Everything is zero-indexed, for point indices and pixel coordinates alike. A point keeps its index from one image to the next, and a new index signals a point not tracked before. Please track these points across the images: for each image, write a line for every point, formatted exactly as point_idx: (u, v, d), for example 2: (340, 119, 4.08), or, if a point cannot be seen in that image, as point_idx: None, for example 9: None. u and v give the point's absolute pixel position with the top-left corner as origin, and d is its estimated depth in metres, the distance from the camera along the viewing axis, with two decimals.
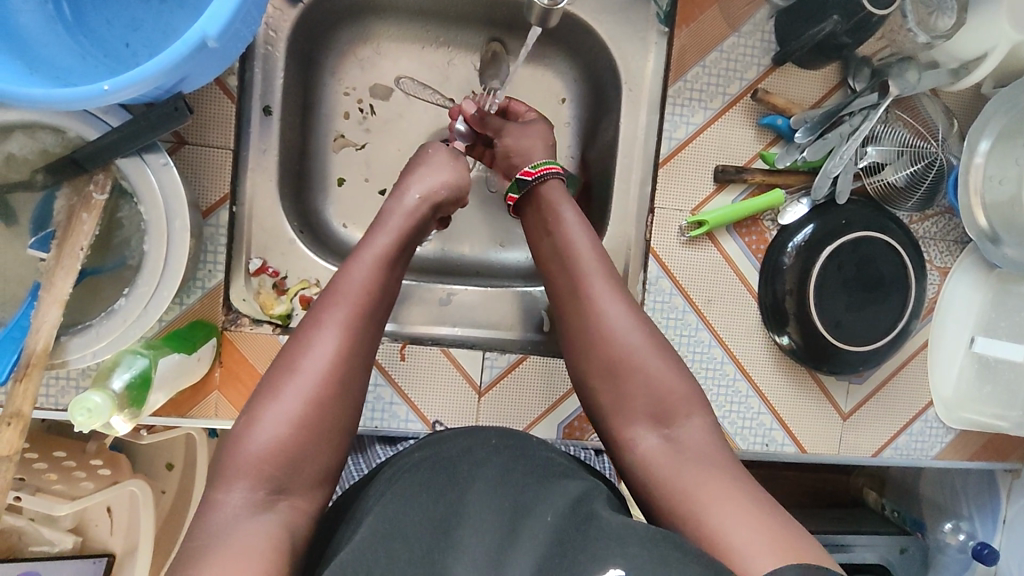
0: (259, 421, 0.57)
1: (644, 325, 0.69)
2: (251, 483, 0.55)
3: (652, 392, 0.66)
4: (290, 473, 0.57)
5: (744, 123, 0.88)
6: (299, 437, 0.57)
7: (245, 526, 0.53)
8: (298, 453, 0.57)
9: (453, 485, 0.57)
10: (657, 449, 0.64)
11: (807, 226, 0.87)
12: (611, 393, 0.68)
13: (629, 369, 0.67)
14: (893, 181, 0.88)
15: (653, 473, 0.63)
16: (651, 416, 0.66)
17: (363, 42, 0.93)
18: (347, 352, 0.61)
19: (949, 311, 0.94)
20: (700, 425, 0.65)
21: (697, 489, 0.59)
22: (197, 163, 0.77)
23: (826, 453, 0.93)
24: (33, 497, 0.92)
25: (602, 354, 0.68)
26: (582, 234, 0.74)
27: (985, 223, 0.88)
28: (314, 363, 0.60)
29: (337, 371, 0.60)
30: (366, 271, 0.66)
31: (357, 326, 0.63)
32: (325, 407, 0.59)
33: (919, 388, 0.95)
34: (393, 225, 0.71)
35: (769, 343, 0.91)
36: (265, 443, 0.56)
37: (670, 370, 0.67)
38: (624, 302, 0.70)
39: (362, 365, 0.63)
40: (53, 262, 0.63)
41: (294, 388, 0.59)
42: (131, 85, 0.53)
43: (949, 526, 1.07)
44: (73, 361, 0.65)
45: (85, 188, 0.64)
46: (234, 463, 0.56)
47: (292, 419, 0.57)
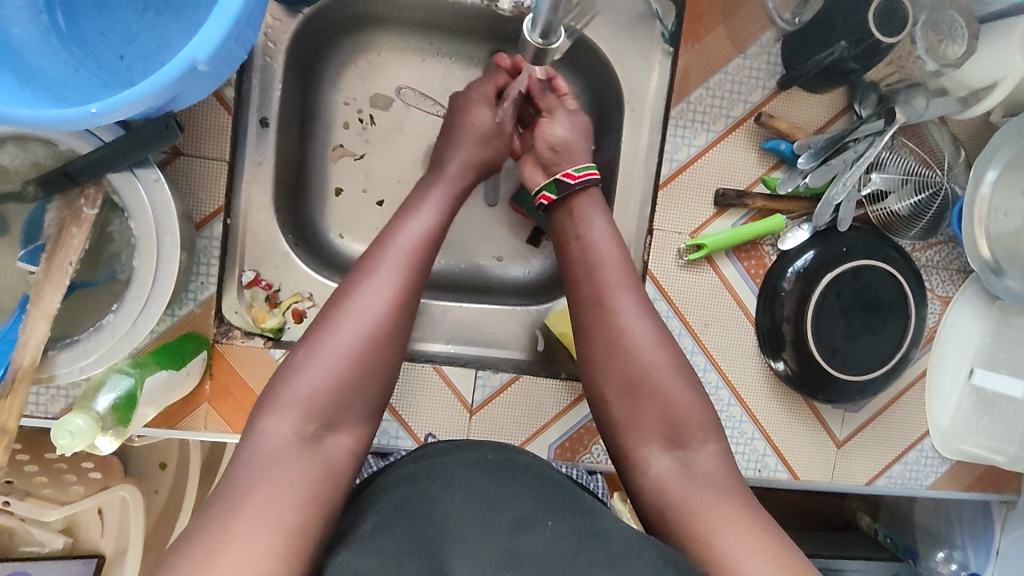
0: (312, 357, 0.59)
1: (663, 339, 0.69)
2: (299, 417, 0.56)
3: (666, 412, 0.66)
4: (339, 407, 0.58)
5: (747, 146, 0.86)
6: (352, 372, 0.59)
7: (290, 461, 0.54)
8: (348, 390, 0.59)
9: (453, 486, 0.57)
10: (669, 470, 0.64)
11: (807, 252, 0.86)
12: (626, 409, 0.67)
13: (648, 389, 0.67)
14: (896, 210, 0.86)
15: (665, 494, 0.63)
16: (663, 435, 0.65)
17: (364, 52, 0.92)
18: (401, 297, 0.63)
19: (949, 342, 0.93)
20: (713, 453, 0.65)
21: (704, 512, 0.59)
22: (192, 174, 0.76)
23: (819, 479, 0.93)
24: (22, 502, 0.96)
25: (621, 368, 0.68)
26: (608, 237, 0.73)
27: (988, 253, 0.87)
28: (371, 302, 0.62)
29: (391, 316, 0.62)
30: (422, 223, 0.69)
31: (411, 275, 0.65)
32: (378, 349, 0.61)
33: (915, 417, 0.94)
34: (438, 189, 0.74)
35: (766, 368, 0.91)
36: (318, 377, 0.58)
37: (685, 389, 0.67)
38: (642, 313, 0.70)
39: (412, 314, 0.65)
40: (42, 276, 0.62)
41: (349, 327, 0.60)
42: (123, 106, 0.52)
43: (942, 555, 1.06)
44: (60, 376, 0.64)
45: (76, 201, 0.64)
46: (286, 394, 0.57)
47: (346, 355, 0.59)
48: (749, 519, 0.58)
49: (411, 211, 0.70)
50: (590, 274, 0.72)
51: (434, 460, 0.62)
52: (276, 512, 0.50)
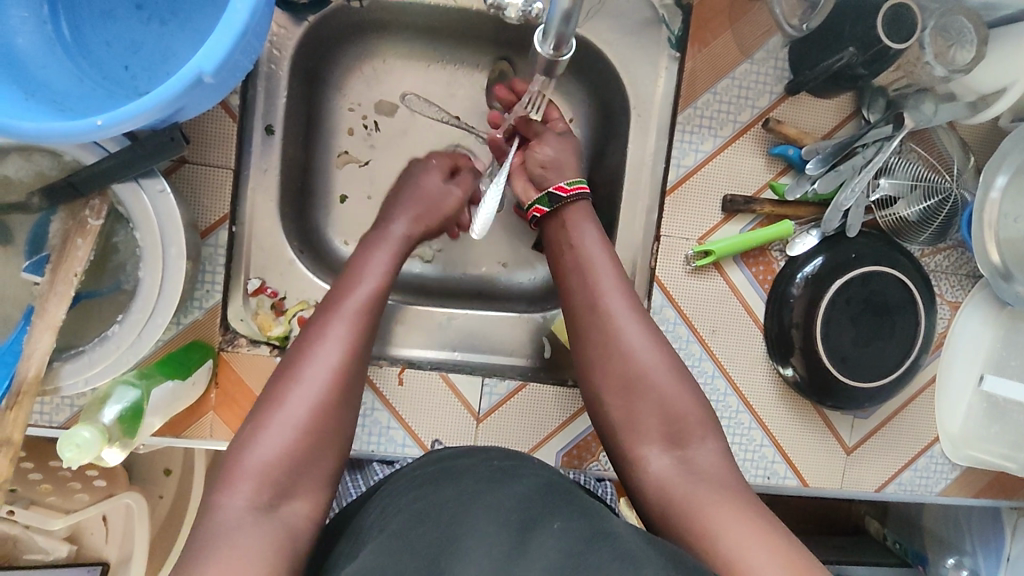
0: (262, 428, 0.57)
1: (658, 341, 0.71)
2: (254, 489, 0.54)
3: (664, 410, 0.67)
4: (295, 476, 0.56)
5: (754, 151, 0.86)
6: (305, 442, 0.58)
7: (250, 527, 0.52)
8: (303, 459, 0.57)
9: (457, 492, 0.57)
10: (668, 468, 0.65)
11: (816, 258, 0.85)
12: (624, 405, 0.69)
13: (646, 386, 0.68)
14: (906, 216, 0.86)
15: (667, 492, 0.63)
16: (661, 432, 0.67)
17: (368, 58, 0.91)
18: (349, 361, 0.63)
19: (958, 348, 0.92)
20: (712, 451, 0.66)
21: (710, 509, 0.59)
22: (197, 182, 0.76)
23: (829, 486, 0.92)
24: (26, 510, 0.93)
25: (618, 367, 0.69)
26: (599, 246, 0.75)
27: (998, 259, 0.86)
28: (319, 368, 0.61)
29: (341, 380, 0.62)
30: (368, 285, 0.68)
31: (358, 337, 0.65)
32: (329, 415, 0.60)
33: (925, 423, 0.93)
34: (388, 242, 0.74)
35: (774, 375, 0.90)
36: (270, 450, 0.56)
37: (681, 389, 0.68)
38: (637, 318, 0.71)
39: (362, 379, 0.64)
40: (47, 287, 0.62)
41: (300, 394, 0.59)
42: (128, 118, 0.51)
43: (951, 561, 1.04)
44: (65, 388, 0.64)
45: (80, 212, 0.63)
46: (235, 471, 0.55)
47: (297, 425, 0.58)
48: (756, 514, 0.58)
49: (359, 268, 0.70)
50: (584, 282, 0.74)
51: (437, 471, 0.62)
52: (243, 568, 0.48)
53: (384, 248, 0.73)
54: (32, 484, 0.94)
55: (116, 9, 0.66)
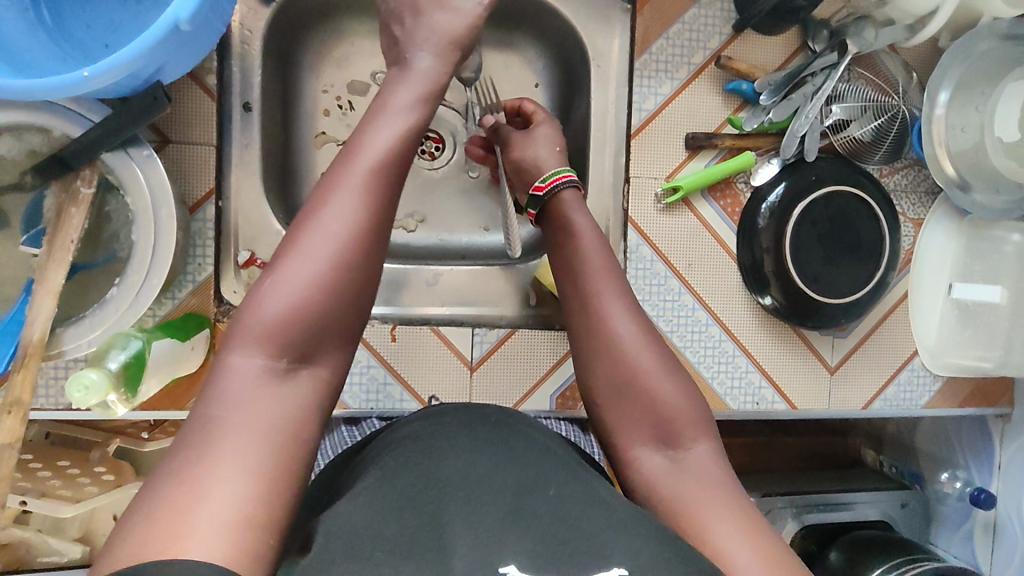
0: (274, 284, 0.53)
1: (650, 338, 0.67)
2: (268, 350, 0.51)
3: (657, 412, 0.63)
4: (309, 336, 0.53)
5: (710, 90, 0.90)
6: (321, 300, 0.54)
7: (261, 400, 0.49)
8: (318, 316, 0.53)
9: (455, 451, 0.55)
10: (657, 465, 0.62)
11: (779, 185, 0.89)
12: (617, 414, 0.65)
13: (638, 389, 0.64)
14: (859, 137, 0.90)
15: (655, 489, 0.60)
16: (652, 433, 0.63)
17: (337, 39, 0.96)
18: (367, 218, 0.56)
19: (926, 262, 0.96)
20: (705, 451, 0.62)
21: (691, 488, 0.58)
22: (182, 161, 0.80)
23: (816, 407, 0.95)
24: (38, 500, 0.91)
25: (614, 369, 0.66)
26: (592, 240, 0.72)
27: (954, 171, 0.90)
28: (335, 224, 0.55)
29: (358, 237, 0.55)
30: (384, 136, 0.59)
31: (377, 188, 0.57)
32: (346, 272, 0.55)
33: (903, 337, 0.96)
34: (408, 93, 0.64)
35: (753, 304, 0.94)
36: (284, 306, 0.52)
37: (675, 389, 0.64)
38: (633, 317, 0.67)
39: (385, 236, 0.58)
40: (45, 256, 0.64)
41: (312, 250, 0.54)
42: (109, 72, 0.54)
43: (946, 475, 1.09)
44: (69, 352, 0.66)
45: (72, 183, 0.66)
46: (250, 326, 0.52)
47: (312, 282, 0.53)
48: (737, 505, 0.57)
49: (376, 116, 0.61)
50: (572, 281, 0.71)
51: (438, 419, 0.60)
52: (253, 449, 0.47)
53: (399, 100, 0.63)
54: (44, 479, 0.96)
55: None
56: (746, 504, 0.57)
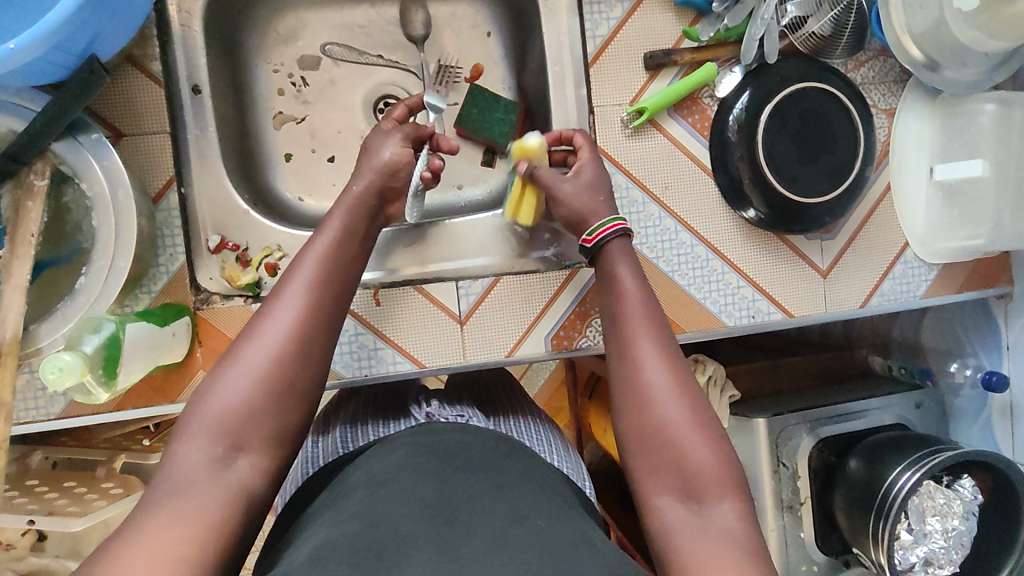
0: (217, 383, 0.55)
1: (688, 388, 0.60)
2: (210, 440, 0.52)
3: (683, 466, 0.56)
4: (249, 428, 0.54)
5: (662, 6, 0.88)
6: (262, 395, 0.55)
7: (202, 487, 0.50)
8: (259, 412, 0.55)
9: (450, 487, 0.54)
10: (673, 518, 0.54)
11: (743, 94, 0.88)
12: (641, 464, 0.58)
13: (666, 441, 0.57)
14: (818, 31, 0.88)
15: (671, 543, 0.53)
16: (675, 485, 0.55)
17: (281, 16, 0.95)
18: (309, 318, 0.60)
19: (903, 151, 0.95)
20: (733, 509, 0.54)
21: (713, 546, 0.51)
22: (138, 151, 0.78)
23: (814, 313, 0.94)
24: (46, 517, 0.92)
25: (637, 418, 0.59)
26: (635, 290, 0.67)
27: (919, 53, 0.90)
28: (278, 325, 0.58)
29: (299, 338, 0.58)
30: (325, 250, 0.65)
31: (321, 293, 0.61)
32: (288, 373, 0.57)
33: (892, 229, 0.95)
34: (346, 202, 0.71)
35: (737, 220, 0.92)
36: (228, 403, 0.54)
37: (708, 445, 0.56)
38: (665, 362, 0.61)
39: (326, 339, 0.60)
40: (8, 255, 0.63)
41: (253, 351, 0.57)
42: (33, 42, 0.55)
43: (955, 365, 1.10)
44: (46, 349, 0.65)
45: (25, 178, 0.65)
46: (193, 421, 0.53)
47: (254, 377, 0.55)
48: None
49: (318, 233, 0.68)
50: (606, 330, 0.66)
51: (431, 453, 0.60)
52: (180, 530, 0.46)
53: (336, 218, 0.69)
54: (51, 500, 0.96)
55: None
56: (763, 557, 0.51)
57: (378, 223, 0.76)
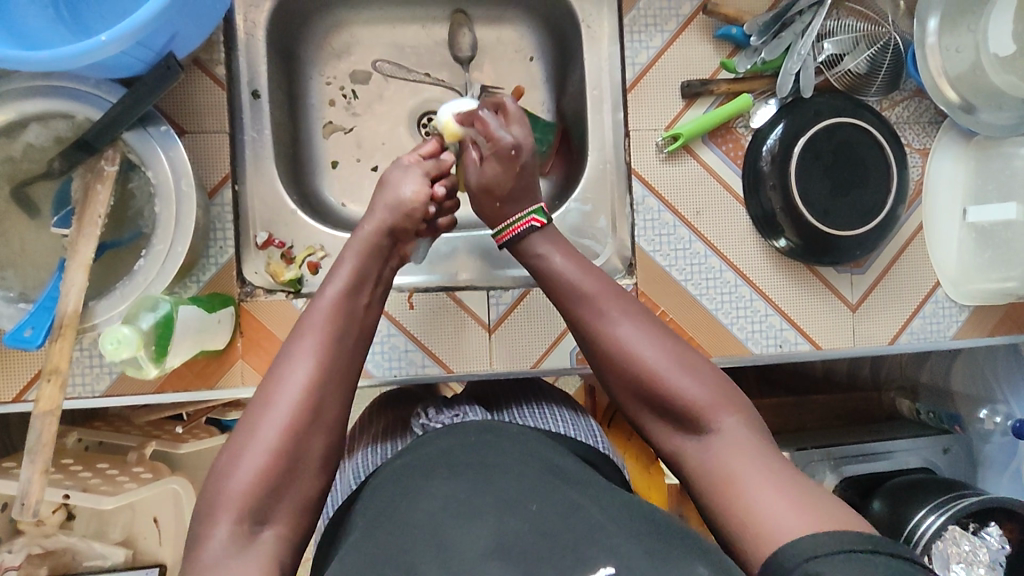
0: (238, 456, 0.58)
1: (658, 336, 0.68)
2: (234, 517, 0.56)
3: (679, 405, 0.64)
4: (269, 504, 0.58)
5: (701, 38, 0.92)
6: (277, 466, 0.58)
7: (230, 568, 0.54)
8: (280, 481, 0.58)
9: (443, 477, 0.59)
10: (687, 450, 0.63)
11: (778, 124, 0.90)
12: (645, 413, 0.67)
13: (658, 389, 0.65)
14: (854, 69, 0.91)
15: (700, 471, 0.61)
16: (677, 423, 0.64)
17: (337, 32, 1.00)
18: (319, 383, 0.62)
19: (937, 191, 0.95)
20: (735, 423, 0.62)
21: (728, 458, 0.60)
22: (199, 148, 0.84)
23: (842, 347, 0.94)
24: (82, 492, 0.95)
25: (626, 375, 0.67)
26: (578, 267, 0.73)
27: (955, 95, 0.91)
28: (287, 394, 0.60)
29: (312, 401, 0.61)
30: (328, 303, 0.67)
31: (328, 356, 0.63)
32: (301, 443, 0.60)
33: (923, 268, 0.95)
34: (356, 248, 0.72)
35: (767, 249, 0.94)
36: (245, 480, 0.57)
37: (692, 379, 0.65)
38: (631, 319, 0.69)
39: (336, 397, 0.63)
40: (75, 233, 0.68)
41: (270, 419, 0.59)
42: (125, 34, 0.59)
43: (985, 411, 1.10)
44: (102, 325, 0.69)
45: (96, 164, 0.69)
46: (217, 500, 0.57)
47: (269, 451, 0.58)
48: (776, 466, 0.58)
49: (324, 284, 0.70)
50: (572, 304, 0.72)
51: (421, 462, 0.64)
52: None
53: (342, 267, 0.71)
54: (85, 478, 0.99)
55: None
56: (776, 458, 0.59)
57: (392, 263, 0.77)
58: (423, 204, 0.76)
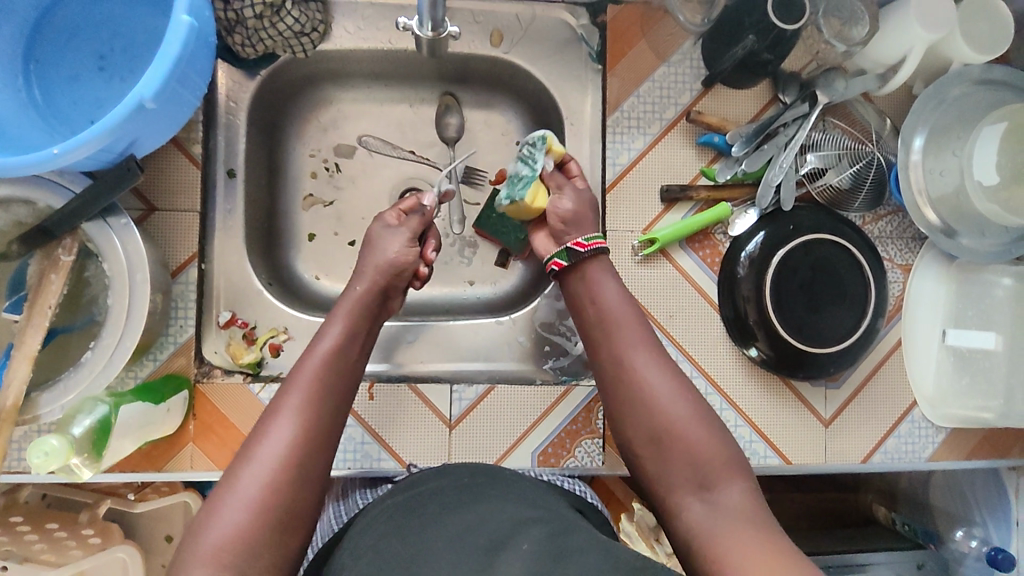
0: (216, 510, 0.59)
1: (684, 390, 0.71)
2: (208, 574, 0.55)
3: (691, 458, 0.66)
4: (246, 559, 0.57)
5: (684, 143, 0.91)
6: (257, 517, 0.59)
7: None
8: (261, 534, 0.59)
9: (433, 521, 0.59)
10: (688, 507, 0.64)
11: (757, 234, 0.89)
12: (656, 465, 0.68)
13: (673, 439, 0.68)
14: (837, 183, 0.89)
15: (693, 530, 0.62)
16: (683, 478, 0.66)
17: (324, 107, 1.00)
18: (303, 436, 0.64)
19: (916, 309, 0.94)
20: (738, 490, 0.64)
21: (725, 519, 0.61)
22: (167, 226, 0.83)
23: (813, 462, 0.92)
24: (21, 564, 0.92)
25: (646, 421, 0.70)
26: (623, 306, 0.77)
27: (936, 218, 0.89)
28: (273, 446, 0.62)
29: (294, 458, 0.62)
30: (320, 354, 0.70)
31: (313, 406, 0.66)
32: (286, 495, 0.61)
33: (900, 386, 0.93)
34: (345, 307, 0.76)
35: (740, 356, 0.92)
36: (223, 532, 0.58)
37: (710, 438, 0.67)
38: (665, 370, 0.72)
39: (321, 449, 0.65)
40: (24, 322, 0.67)
41: (251, 473, 0.61)
42: (79, 146, 0.58)
43: (961, 532, 1.04)
44: (43, 416, 0.68)
45: (53, 251, 0.69)
46: (189, 559, 0.56)
47: (250, 504, 0.59)
48: (769, 533, 0.59)
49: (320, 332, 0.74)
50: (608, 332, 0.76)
51: (419, 486, 0.67)
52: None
53: (334, 321, 0.74)
54: (29, 543, 0.96)
55: (81, 72, 0.74)
56: (769, 526, 0.60)
57: (381, 320, 0.80)
58: (413, 261, 0.80)
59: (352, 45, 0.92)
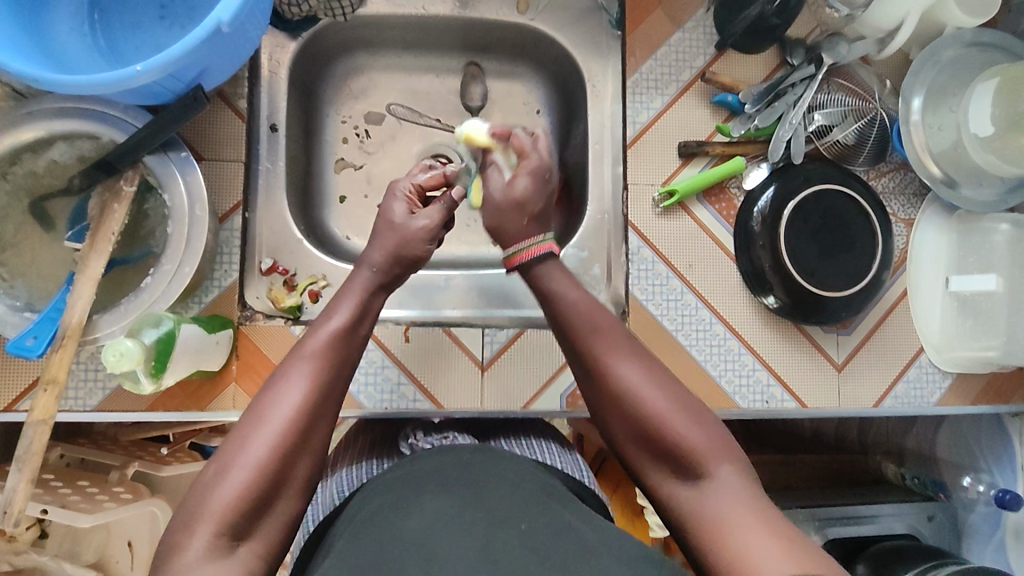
0: (223, 474, 0.56)
1: (659, 378, 0.66)
2: (214, 528, 0.54)
3: (676, 451, 0.62)
4: (252, 515, 0.56)
5: (699, 103, 0.97)
6: (261, 481, 0.57)
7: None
8: (264, 496, 0.57)
9: (435, 492, 0.58)
10: (680, 497, 0.62)
11: (769, 188, 0.94)
12: (642, 457, 0.65)
13: (655, 433, 0.63)
14: (843, 139, 0.95)
15: (688, 519, 0.60)
16: (673, 470, 0.63)
17: (356, 75, 1.06)
18: (314, 404, 0.61)
19: (920, 260, 0.99)
20: (729, 474, 0.60)
21: (723, 505, 0.58)
22: (214, 175, 0.87)
23: (828, 406, 0.96)
24: (60, 510, 0.94)
25: (626, 418, 0.65)
26: (583, 301, 0.69)
27: (938, 170, 0.96)
28: (281, 411, 0.59)
29: (303, 424, 0.60)
30: (330, 328, 0.65)
31: (323, 376, 0.62)
32: (289, 458, 0.58)
33: (908, 334, 0.98)
34: (360, 279, 0.70)
35: (756, 305, 0.96)
36: (231, 492, 0.56)
37: (695, 425, 0.63)
38: (634, 361, 0.66)
39: (327, 420, 0.62)
40: (88, 248, 0.70)
41: (262, 435, 0.58)
42: (158, 65, 0.63)
43: (968, 479, 1.09)
44: (103, 338, 0.71)
45: (115, 184, 0.73)
46: (201, 508, 0.55)
47: (255, 464, 0.57)
48: (770, 517, 0.57)
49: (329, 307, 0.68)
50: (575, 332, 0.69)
51: (409, 469, 0.63)
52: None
53: (347, 294, 0.69)
54: (64, 494, 0.98)
55: (142, 21, 0.78)
56: (770, 513, 0.58)
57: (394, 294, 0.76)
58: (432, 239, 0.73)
59: (387, 11, 0.98)
